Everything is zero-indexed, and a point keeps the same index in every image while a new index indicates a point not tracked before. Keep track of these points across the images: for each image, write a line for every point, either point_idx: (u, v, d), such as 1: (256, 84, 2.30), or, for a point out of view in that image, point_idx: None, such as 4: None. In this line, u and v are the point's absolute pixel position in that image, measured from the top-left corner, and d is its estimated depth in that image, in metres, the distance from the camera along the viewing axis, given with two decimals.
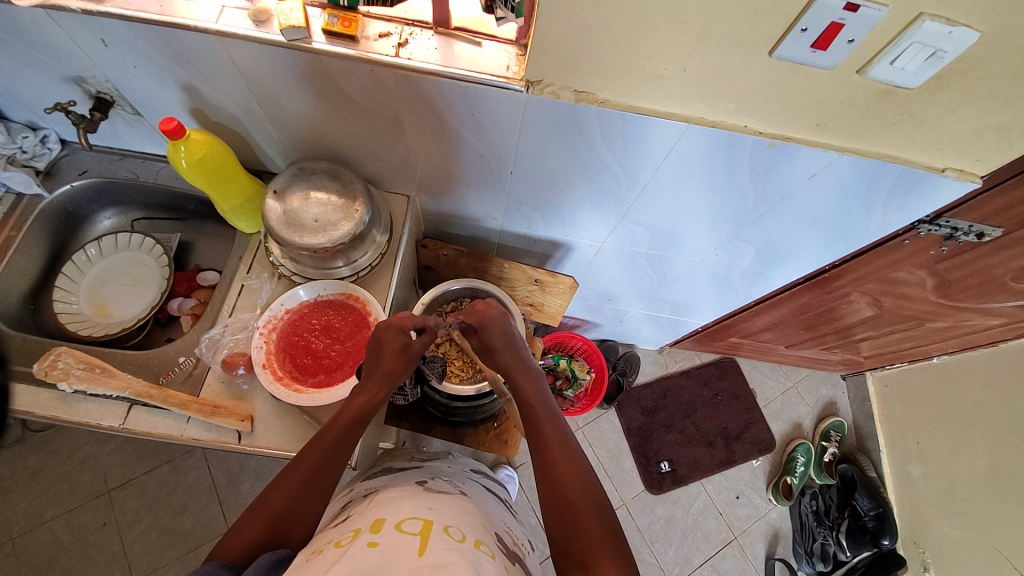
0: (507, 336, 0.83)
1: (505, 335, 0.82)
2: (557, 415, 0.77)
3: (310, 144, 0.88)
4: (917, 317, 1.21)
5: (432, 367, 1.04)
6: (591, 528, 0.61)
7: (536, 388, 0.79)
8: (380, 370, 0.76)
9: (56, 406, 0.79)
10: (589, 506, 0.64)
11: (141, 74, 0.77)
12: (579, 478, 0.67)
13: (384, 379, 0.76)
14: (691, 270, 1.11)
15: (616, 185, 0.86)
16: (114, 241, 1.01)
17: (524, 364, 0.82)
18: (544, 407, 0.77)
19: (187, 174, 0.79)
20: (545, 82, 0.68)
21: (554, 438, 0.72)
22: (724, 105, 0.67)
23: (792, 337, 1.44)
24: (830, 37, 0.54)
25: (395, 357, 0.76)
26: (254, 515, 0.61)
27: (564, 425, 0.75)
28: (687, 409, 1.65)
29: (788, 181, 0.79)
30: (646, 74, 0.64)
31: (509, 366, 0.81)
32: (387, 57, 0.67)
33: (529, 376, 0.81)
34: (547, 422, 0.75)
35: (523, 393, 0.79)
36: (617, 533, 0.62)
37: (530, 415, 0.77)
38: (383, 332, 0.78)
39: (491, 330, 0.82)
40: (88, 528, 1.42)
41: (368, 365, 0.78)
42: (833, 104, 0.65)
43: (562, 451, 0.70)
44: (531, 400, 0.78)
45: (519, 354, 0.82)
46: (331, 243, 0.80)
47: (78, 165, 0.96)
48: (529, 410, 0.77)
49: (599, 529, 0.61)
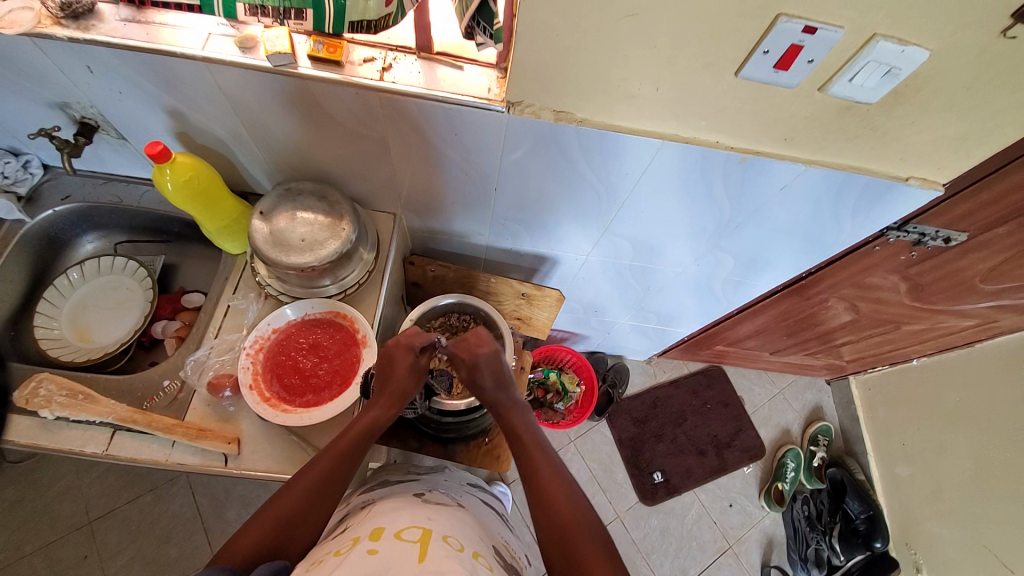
0: (498, 373, 0.82)
1: (496, 372, 0.82)
2: (547, 443, 0.77)
3: (296, 165, 0.89)
4: (894, 321, 1.25)
5: (440, 381, 1.05)
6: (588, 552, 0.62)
7: (524, 420, 0.80)
8: (390, 386, 0.77)
9: (35, 434, 0.77)
10: (583, 529, 0.64)
11: (126, 99, 0.78)
12: (570, 503, 0.68)
13: (396, 396, 0.76)
14: (676, 280, 1.13)
15: (599, 200, 0.88)
16: (97, 264, 1.00)
17: (512, 399, 0.82)
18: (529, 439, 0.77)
19: (172, 199, 0.79)
20: (525, 102, 0.70)
21: (545, 467, 0.72)
22: (697, 122, 0.70)
23: (776, 344, 1.47)
24: (791, 58, 0.58)
25: (408, 372, 0.78)
26: (256, 521, 0.61)
27: (554, 454, 0.75)
28: (677, 418, 1.66)
29: (763, 194, 0.82)
30: (623, 94, 0.67)
31: (498, 402, 0.82)
32: (373, 81, 0.69)
33: (516, 410, 0.81)
34: (537, 451, 0.75)
35: (511, 425, 0.79)
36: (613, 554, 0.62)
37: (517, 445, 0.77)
38: (394, 348, 0.80)
39: (483, 367, 0.81)
40: (68, 562, 1.37)
41: (378, 383, 0.78)
42: (800, 121, 0.68)
43: (557, 479, 0.70)
44: (519, 429, 0.79)
45: (508, 390, 0.82)
46: (318, 261, 0.81)
47: (60, 190, 0.96)
48: (519, 441, 0.77)
49: (596, 553, 0.62)
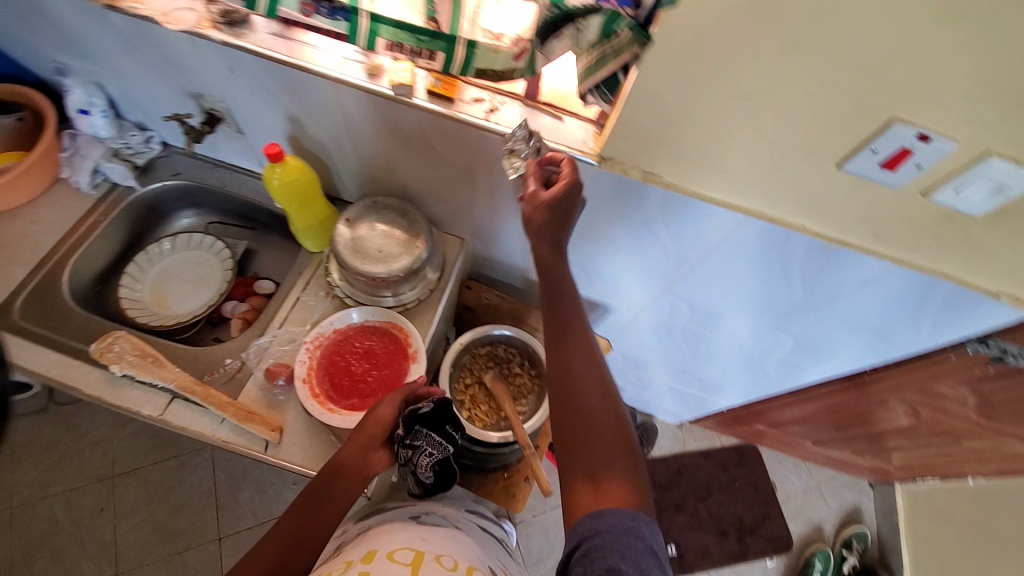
0: (565, 211, 0.68)
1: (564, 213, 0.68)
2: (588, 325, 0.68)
3: (385, 181, 0.95)
4: (955, 435, 1.17)
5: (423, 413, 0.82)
6: (611, 467, 0.59)
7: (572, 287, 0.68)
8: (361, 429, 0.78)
9: (104, 387, 0.83)
10: (612, 434, 0.61)
11: (252, 99, 0.86)
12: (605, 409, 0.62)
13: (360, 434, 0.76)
14: (728, 351, 1.11)
15: (668, 259, 0.88)
16: (188, 239, 1.08)
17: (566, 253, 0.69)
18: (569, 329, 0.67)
19: (275, 194, 0.84)
20: (616, 159, 0.73)
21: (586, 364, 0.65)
22: (785, 203, 0.70)
23: (820, 434, 1.40)
24: (899, 160, 0.58)
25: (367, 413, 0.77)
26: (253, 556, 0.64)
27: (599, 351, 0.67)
28: (701, 491, 1.58)
29: (838, 283, 0.80)
30: (714, 166, 0.68)
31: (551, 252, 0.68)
32: (477, 120, 0.74)
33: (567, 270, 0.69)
34: (577, 332, 0.67)
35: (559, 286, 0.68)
36: (638, 477, 0.60)
37: (556, 329, 0.68)
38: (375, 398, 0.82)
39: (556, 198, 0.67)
40: (86, 511, 1.43)
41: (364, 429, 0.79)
42: (893, 220, 0.67)
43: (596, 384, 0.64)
44: (564, 301, 0.68)
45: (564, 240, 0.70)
46: (389, 273, 0.85)
47: (172, 167, 1.06)
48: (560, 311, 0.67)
49: (621, 472, 0.59)
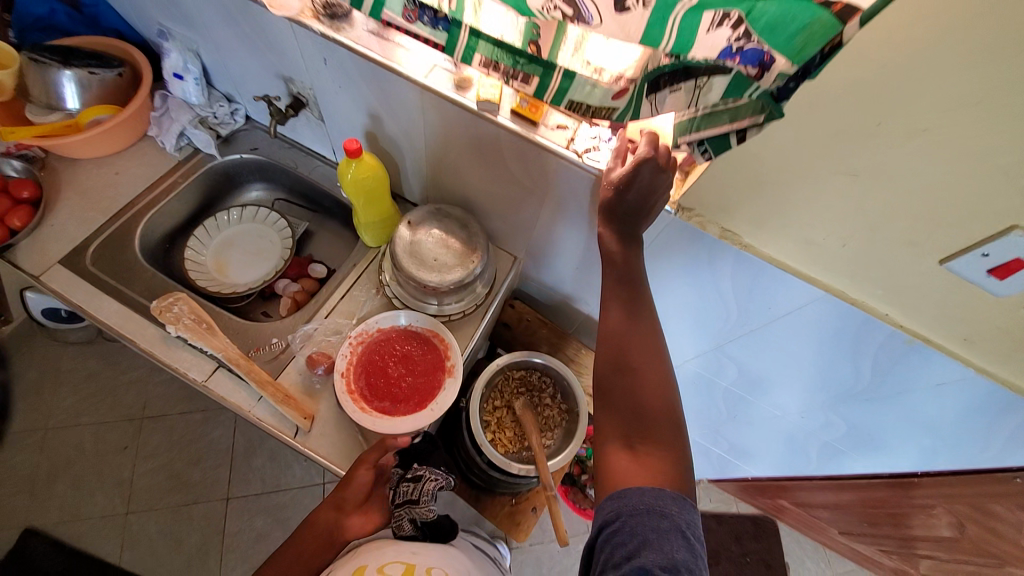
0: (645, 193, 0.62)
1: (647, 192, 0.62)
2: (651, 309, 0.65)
3: (451, 188, 0.95)
4: (1002, 561, 1.07)
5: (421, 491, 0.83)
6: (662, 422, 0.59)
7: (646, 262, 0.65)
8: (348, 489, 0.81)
9: (157, 344, 0.86)
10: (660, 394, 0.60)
11: (340, 92, 0.88)
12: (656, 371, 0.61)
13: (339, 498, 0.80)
14: (768, 421, 1.05)
15: (727, 318, 0.85)
16: (254, 212, 1.11)
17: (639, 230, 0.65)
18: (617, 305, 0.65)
19: (344, 188, 0.85)
20: (695, 211, 0.71)
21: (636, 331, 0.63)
22: (870, 288, 0.66)
23: (847, 524, 1.31)
24: (1011, 270, 0.54)
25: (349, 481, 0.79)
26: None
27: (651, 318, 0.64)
28: (708, 556, 1.51)
29: (909, 380, 0.75)
30: (801, 238, 0.65)
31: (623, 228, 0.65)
32: (558, 147, 0.73)
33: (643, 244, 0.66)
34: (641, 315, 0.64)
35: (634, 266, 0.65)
36: (686, 446, 0.59)
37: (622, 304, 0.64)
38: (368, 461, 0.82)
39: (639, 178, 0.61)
40: (111, 446, 1.49)
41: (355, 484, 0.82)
42: (989, 327, 0.62)
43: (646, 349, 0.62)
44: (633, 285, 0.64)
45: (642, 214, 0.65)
46: (441, 283, 0.85)
47: (251, 141, 1.11)
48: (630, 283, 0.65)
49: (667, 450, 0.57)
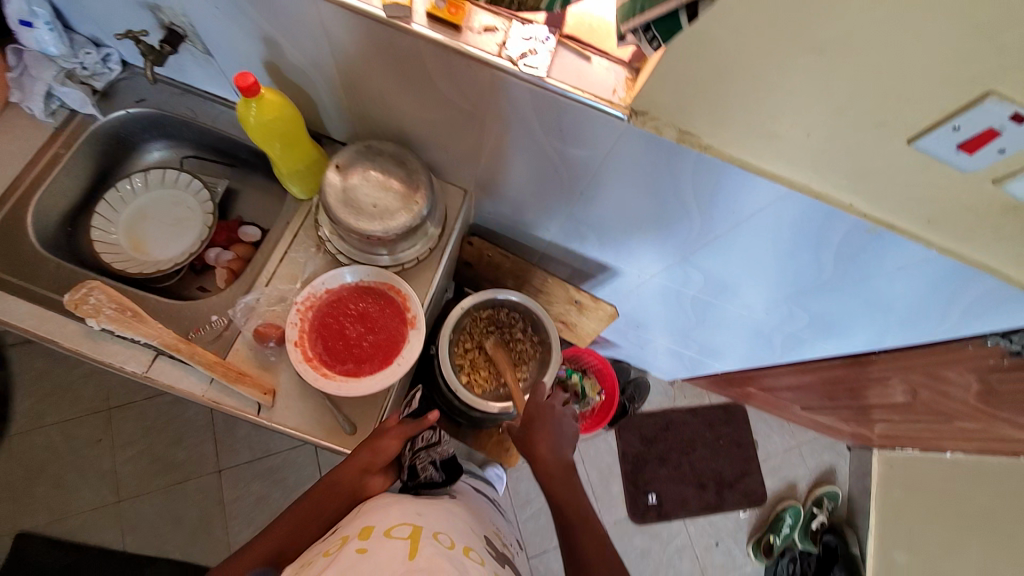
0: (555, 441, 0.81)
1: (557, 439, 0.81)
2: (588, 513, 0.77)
3: (380, 120, 0.84)
4: (947, 415, 1.18)
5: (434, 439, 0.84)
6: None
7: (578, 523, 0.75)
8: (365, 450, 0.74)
9: (81, 340, 0.77)
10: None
11: (222, 16, 0.73)
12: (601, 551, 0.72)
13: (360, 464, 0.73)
14: (735, 321, 1.07)
15: (690, 228, 0.81)
16: (161, 175, 0.97)
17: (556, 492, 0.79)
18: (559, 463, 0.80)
19: (251, 133, 0.74)
20: (649, 114, 0.64)
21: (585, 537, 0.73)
22: (835, 179, 0.63)
23: (810, 402, 1.41)
24: (982, 142, 0.50)
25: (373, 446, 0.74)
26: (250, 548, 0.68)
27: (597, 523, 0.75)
28: (686, 447, 1.63)
29: (871, 267, 0.75)
30: (764, 132, 0.60)
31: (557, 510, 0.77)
32: (489, 55, 0.63)
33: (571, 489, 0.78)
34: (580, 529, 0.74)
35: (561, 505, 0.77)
36: None
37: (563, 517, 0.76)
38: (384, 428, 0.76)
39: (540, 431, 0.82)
40: (83, 441, 1.44)
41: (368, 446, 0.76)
42: (953, 206, 0.60)
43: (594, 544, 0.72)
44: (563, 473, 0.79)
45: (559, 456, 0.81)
46: (386, 232, 0.77)
47: (135, 92, 0.93)
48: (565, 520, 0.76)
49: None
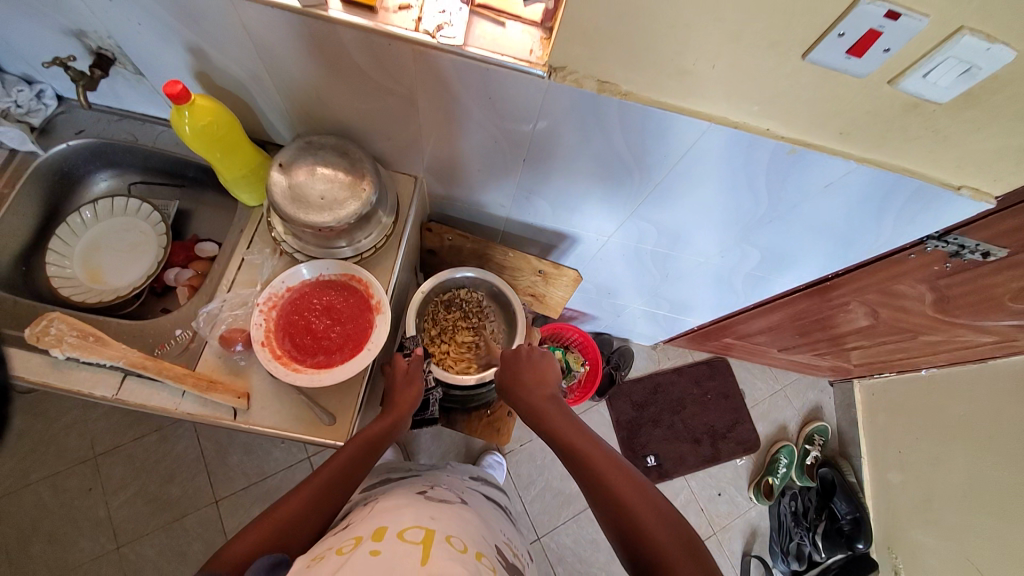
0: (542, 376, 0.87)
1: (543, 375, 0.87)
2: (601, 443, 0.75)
3: (318, 118, 0.85)
4: (912, 331, 1.23)
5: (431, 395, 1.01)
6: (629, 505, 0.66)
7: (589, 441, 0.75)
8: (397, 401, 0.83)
9: (46, 372, 0.77)
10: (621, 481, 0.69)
11: (144, 33, 0.74)
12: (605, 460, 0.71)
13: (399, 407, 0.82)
14: (696, 270, 1.10)
15: (632, 180, 0.84)
16: (110, 205, 0.97)
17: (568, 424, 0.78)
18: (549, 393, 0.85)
19: (190, 142, 0.76)
20: (568, 69, 0.66)
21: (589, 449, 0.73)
22: (749, 106, 0.66)
23: (786, 342, 1.46)
24: (866, 46, 0.54)
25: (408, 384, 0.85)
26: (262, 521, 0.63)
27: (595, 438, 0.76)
28: (676, 406, 1.67)
29: (803, 189, 0.78)
30: (674, 69, 0.63)
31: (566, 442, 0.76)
32: (407, 31, 0.65)
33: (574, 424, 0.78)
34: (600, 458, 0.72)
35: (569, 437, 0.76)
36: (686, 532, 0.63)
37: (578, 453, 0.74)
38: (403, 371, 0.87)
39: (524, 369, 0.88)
40: (73, 492, 1.41)
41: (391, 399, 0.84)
42: (859, 113, 0.64)
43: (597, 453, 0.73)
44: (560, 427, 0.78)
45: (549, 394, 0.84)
46: (337, 222, 0.79)
47: (75, 124, 0.94)
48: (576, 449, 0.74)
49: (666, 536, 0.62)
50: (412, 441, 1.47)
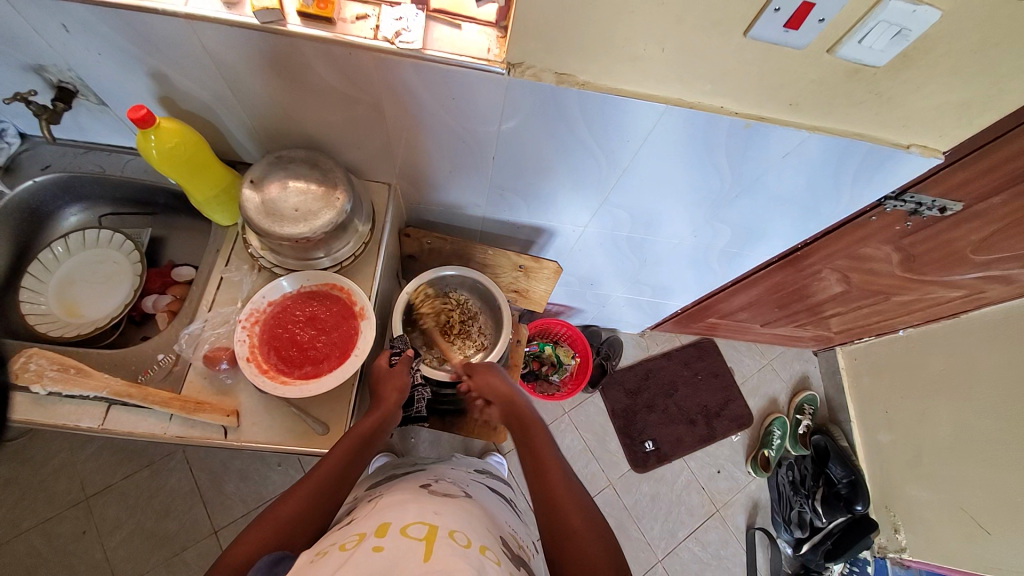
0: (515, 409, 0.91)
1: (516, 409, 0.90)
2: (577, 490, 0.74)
3: (286, 133, 0.86)
4: (885, 292, 1.27)
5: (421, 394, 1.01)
6: (572, 517, 0.69)
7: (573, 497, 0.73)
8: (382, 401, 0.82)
9: (28, 409, 0.76)
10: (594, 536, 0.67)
11: (104, 61, 0.74)
12: (559, 474, 0.76)
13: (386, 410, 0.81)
14: (672, 252, 1.13)
15: (599, 169, 0.86)
16: (81, 237, 0.96)
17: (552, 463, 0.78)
18: (514, 400, 0.92)
19: (158, 165, 0.77)
20: (526, 64, 0.68)
21: (559, 484, 0.74)
22: (701, 85, 0.69)
23: (767, 316, 1.49)
24: (802, 17, 0.57)
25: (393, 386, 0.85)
26: (267, 517, 0.64)
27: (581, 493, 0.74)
28: (669, 389, 1.69)
29: (763, 161, 0.81)
30: (627, 55, 0.65)
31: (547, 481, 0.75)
32: (366, 39, 0.66)
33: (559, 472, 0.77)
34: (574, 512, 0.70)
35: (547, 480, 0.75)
36: None
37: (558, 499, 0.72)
38: (384, 374, 0.86)
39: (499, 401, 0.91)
40: (67, 537, 1.38)
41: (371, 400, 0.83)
42: (806, 83, 0.67)
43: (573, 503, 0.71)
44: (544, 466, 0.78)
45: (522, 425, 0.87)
46: (312, 232, 0.79)
47: (40, 160, 0.93)
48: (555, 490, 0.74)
49: None
50: (409, 450, 1.47)
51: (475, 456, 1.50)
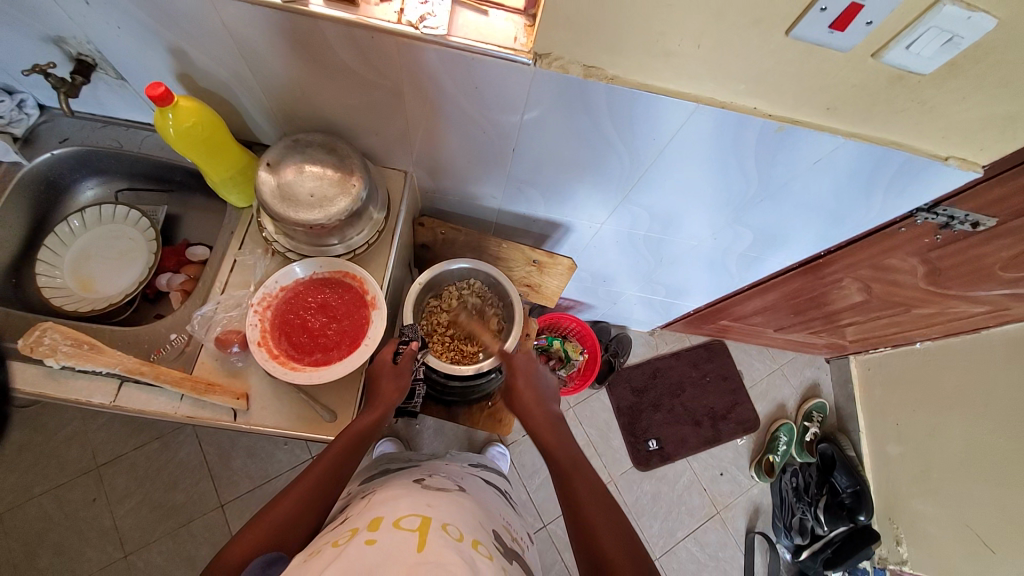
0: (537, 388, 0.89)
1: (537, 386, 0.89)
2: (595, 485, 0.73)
3: (304, 115, 0.85)
4: (905, 304, 1.24)
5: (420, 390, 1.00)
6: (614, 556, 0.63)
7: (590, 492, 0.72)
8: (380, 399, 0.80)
9: (43, 382, 0.77)
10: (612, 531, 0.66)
11: (124, 35, 0.72)
12: (597, 494, 0.71)
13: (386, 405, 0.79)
14: (689, 253, 1.11)
15: (621, 166, 0.84)
16: (98, 212, 0.96)
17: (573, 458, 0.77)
18: (545, 410, 0.86)
19: (175, 144, 0.76)
20: (553, 55, 0.66)
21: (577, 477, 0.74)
22: (735, 85, 0.66)
23: (781, 321, 1.47)
24: (849, 19, 0.54)
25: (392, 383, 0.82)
26: (261, 519, 0.63)
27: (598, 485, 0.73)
28: (676, 390, 1.68)
29: (792, 166, 0.79)
30: (659, 50, 0.63)
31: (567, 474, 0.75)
32: (388, 23, 0.64)
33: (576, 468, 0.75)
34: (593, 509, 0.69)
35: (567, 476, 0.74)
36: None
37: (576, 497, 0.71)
38: (380, 368, 0.83)
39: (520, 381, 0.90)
40: (78, 503, 1.41)
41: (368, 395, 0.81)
42: (845, 88, 0.64)
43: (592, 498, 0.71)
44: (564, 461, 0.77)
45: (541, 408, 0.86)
46: (327, 219, 0.78)
47: (58, 132, 0.93)
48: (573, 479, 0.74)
49: None
50: (414, 436, 1.48)
51: (478, 447, 1.51)
